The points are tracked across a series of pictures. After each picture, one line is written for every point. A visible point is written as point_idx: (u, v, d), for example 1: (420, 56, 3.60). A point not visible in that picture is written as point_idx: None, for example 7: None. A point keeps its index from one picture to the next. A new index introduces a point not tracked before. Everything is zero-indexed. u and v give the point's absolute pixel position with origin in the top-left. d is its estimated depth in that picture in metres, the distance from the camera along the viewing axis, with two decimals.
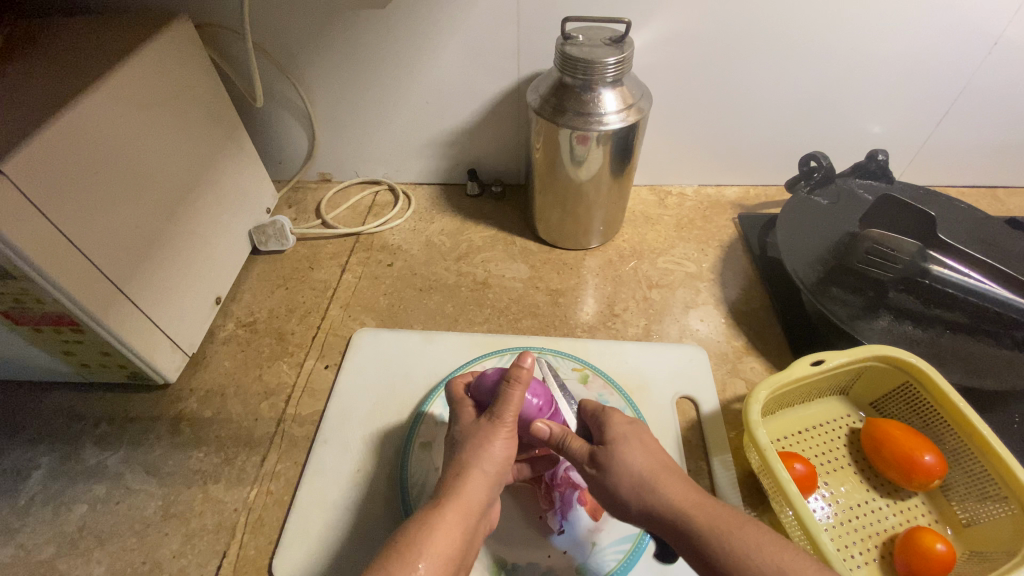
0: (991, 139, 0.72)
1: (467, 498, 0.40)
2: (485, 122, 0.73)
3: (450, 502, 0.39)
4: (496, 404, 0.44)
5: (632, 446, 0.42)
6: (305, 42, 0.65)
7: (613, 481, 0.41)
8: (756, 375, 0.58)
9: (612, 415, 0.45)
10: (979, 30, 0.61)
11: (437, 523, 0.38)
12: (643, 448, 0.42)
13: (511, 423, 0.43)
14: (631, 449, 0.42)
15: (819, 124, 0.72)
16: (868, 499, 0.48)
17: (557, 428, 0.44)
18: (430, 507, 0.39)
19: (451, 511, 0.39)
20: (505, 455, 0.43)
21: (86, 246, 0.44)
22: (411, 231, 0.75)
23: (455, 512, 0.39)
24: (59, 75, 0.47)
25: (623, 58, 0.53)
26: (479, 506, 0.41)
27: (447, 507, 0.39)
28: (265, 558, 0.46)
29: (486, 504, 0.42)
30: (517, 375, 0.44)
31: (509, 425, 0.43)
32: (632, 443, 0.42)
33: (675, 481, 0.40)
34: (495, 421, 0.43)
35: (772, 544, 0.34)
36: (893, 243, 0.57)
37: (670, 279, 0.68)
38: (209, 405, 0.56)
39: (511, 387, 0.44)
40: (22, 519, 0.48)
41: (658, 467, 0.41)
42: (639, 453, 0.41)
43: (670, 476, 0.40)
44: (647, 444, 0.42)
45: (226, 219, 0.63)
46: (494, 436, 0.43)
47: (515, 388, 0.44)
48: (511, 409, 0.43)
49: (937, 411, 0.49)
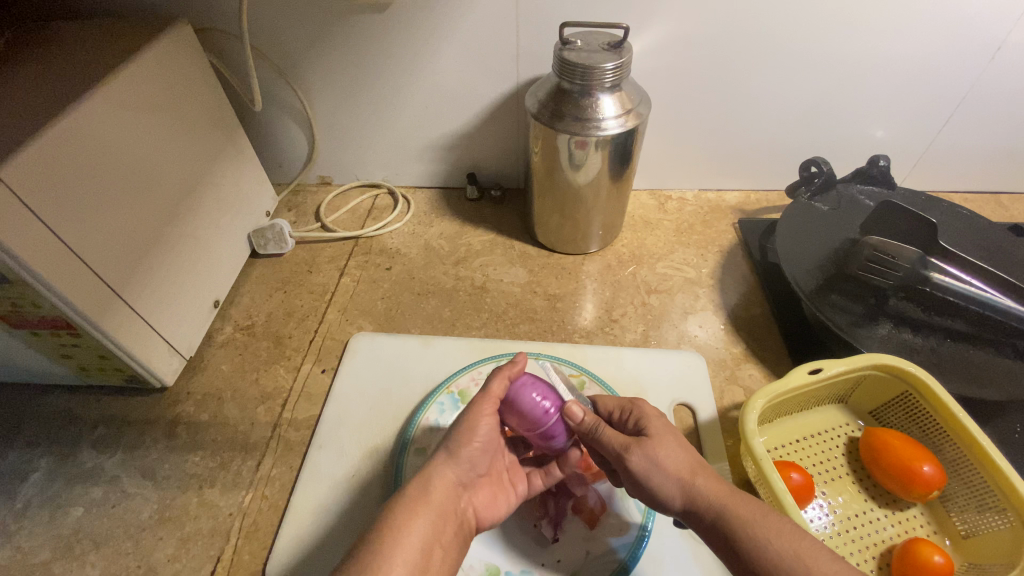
0: (995, 144, 0.72)
1: (432, 475, 0.43)
2: (484, 126, 0.73)
3: (414, 481, 0.42)
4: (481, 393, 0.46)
5: (666, 439, 0.42)
6: (304, 47, 0.65)
7: (656, 472, 0.40)
8: (753, 382, 0.57)
9: (644, 408, 0.45)
10: (982, 36, 0.60)
11: (403, 502, 0.41)
12: (678, 443, 0.42)
13: (489, 407, 0.45)
14: (666, 442, 0.42)
15: (819, 131, 0.71)
16: (866, 509, 0.48)
17: (591, 416, 0.44)
18: (403, 488, 0.42)
19: (413, 488, 0.42)
20: (481, 437, 0.45)
21: (86, 251, 0.45)
22: (410, 235, 0.75)
23: (417, 489, 0.42)
24: (58, 80, 0.47)
25: (621, 63, 0.53)
26: (449, 488, 0.43)
27: (412, 485, 0.42)
28: (258, 564, 0.46)
29: (460, 486, 0.44)
30: (502, 367, 0.46)
31: (485, 407, 0.45)
32: (666, 436, 0.42)
33: (710, 476, 0.40)
34: (473, 405, 0.45)
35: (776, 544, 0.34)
36: (893, 250, 0.55)
37: (669, 284, 0.68)
38: (206, 409, 0.56)
39: (493, 376, 0.45)
40: (19, 522, 0.48)
41: (692, 460, 0.41)
42: (676, 449, 0.41)
43: (705, 470, 0.40)
44: (681, 440, 0.42)
45: (225, 222, 0.64)
46: (467, 419, 0.45)
47: (497, 375, 0.45)
48: (491, 390, 0.45)
49: (937, 421, 0.48)
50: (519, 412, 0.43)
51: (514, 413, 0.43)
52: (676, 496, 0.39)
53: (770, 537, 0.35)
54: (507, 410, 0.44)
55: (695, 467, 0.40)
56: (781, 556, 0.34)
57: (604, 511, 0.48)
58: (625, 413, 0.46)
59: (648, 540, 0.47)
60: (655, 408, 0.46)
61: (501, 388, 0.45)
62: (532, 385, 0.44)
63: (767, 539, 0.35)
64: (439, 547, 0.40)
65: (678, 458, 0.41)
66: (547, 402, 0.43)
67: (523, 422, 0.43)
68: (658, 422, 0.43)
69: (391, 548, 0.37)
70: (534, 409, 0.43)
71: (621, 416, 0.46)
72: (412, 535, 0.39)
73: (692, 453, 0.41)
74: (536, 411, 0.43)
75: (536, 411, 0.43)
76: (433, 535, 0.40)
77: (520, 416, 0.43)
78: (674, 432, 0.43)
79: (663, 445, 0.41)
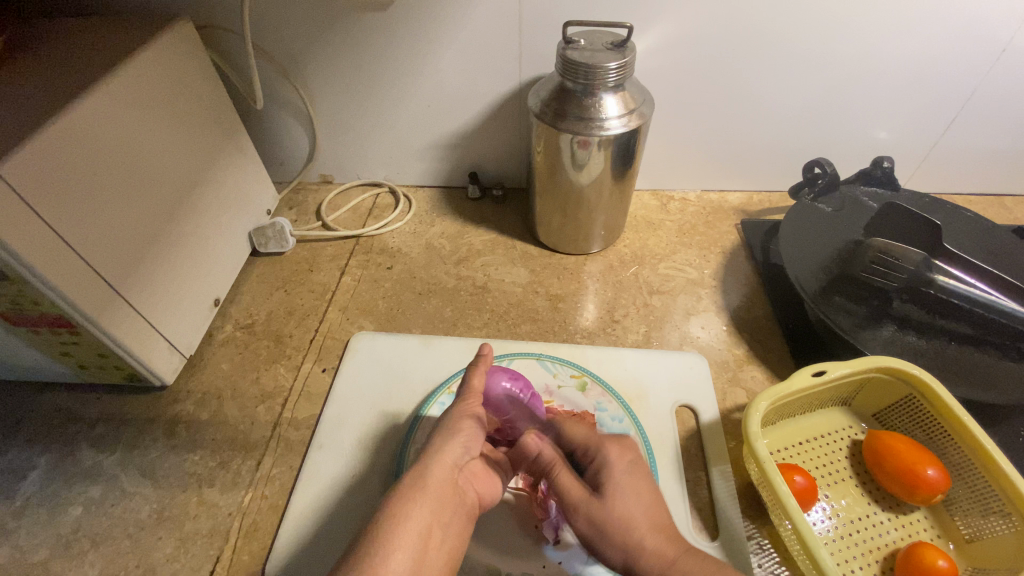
0: (1000, 146, 0.71)
1: (427, 463, 0.42)
2: (486, 125, 0.73)
3: (411, 472, 0.42)
4: (462, 389, 0.49)
5: (617, 499, 0.42)
6: (306, 45, 0.65)
7: (600, 535, 0.41)
8: (756, 384, 0.57)
9: (610, 457, 0.44)
10: (986, 38, 0.60)
11: (400, 492, 0.40)
12: (637, 501, 0.42)
13: (473, 398, 0.48)
14: (622, 501, 0.42)
15: (823, 132, 0.71)
16: (869, 513, 0.47)
17: (548, 453, 0.45)
18: (399, 481, 0.41)
19: (408, 477, 0.41)
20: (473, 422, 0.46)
21: (85, 249, 0.44)
22: (411, 234, 0.74)
23: (414, 480, 0.41)
24: (58, 77, 0.47)
25: (625, 62, 0.53)
26: (449, 472, 0.42)
27: (409, 476, 0.41)
28: (257, 565, 0.46)
29: (459, 468, 0.43)
30: (476, 360, 0.49)
31: (470, 400, 0.48)
32: (618, 495, 0.42)
33: (663, 537, 0.40)
34: (459, 398, 0.48)
35: None
36: (898, 252, 0.55)
37: (671, 285, 0.68)
38: (206, 408, 0.56)
39: (471, 371, 0.49)
40: (17, 521, 0.48)
41: (643, 520, 0.41)
42: (632, 508, 0.41)
43: (655, 532, 0.40)
44: (641, 499, 0.42)
45: (226, 221, 0.63)
46: (461, 408, 0.47)
47: (476, 370, 0.49)
48: (472, 385, 0.48)
49: (942, 424, 0.48)
50: (495, 399, 0.49)
51: (490, 403, 0.49)
52: (619, 559, 0.40)
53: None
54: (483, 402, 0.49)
55: (644, 531, 0.40)
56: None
57: None
58: (588, 456, 0.45)
59: None
60: (621, 452, 0.45)
61: (479, 383, 0.48)
62: (502, 374, 0.51)
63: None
64: (439, 530, 0.39)
65: (628, 520, 0.41)
66: (513, 387, 0.50)
67: (499, 409, 0.49)
68: (618, 476, 0.43)
69: (391, 536, 0.36)
70: (507, 392, 0.49)
71: (585, 456, 0.46)
72: (411, 521, 0.38)
73: (645, 509, 0.42)
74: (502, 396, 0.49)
75: (501, 394, 0.49)
76: (435, 518, 0.39)
77: (492, 404, 0.49)
78: (634, 485, 0.43)
79: (613, 508, 0.41)
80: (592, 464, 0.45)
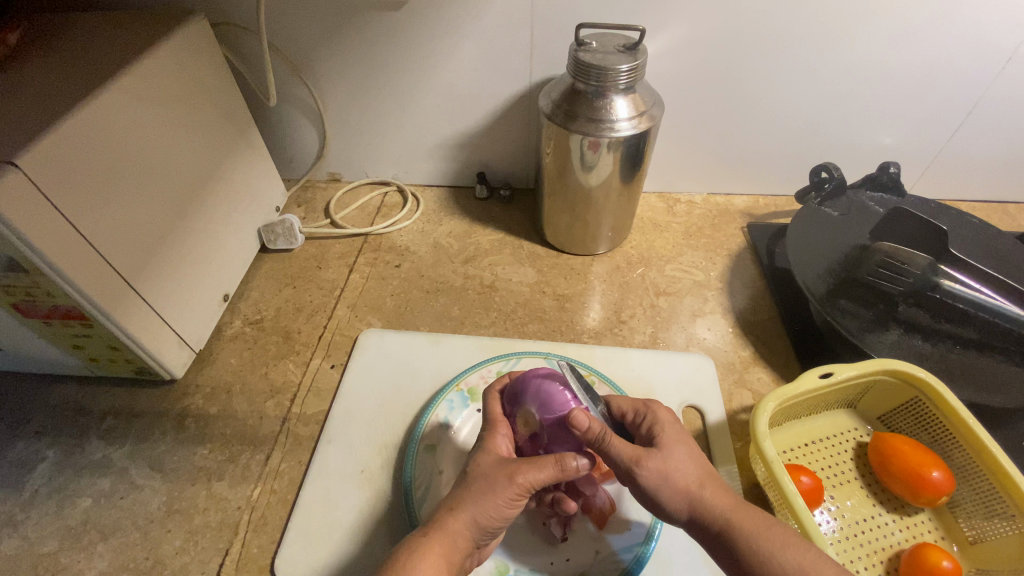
0: (1004, 154, 0.72)
1: (450, 535, 0.37)
2: (495, 126, 0.73)
3: (429, 534, 0.37)
4: (523, 466, 0.39)
5: (675, 448, 0.39)
6: (318, 43, 0.65)
7: (662, 485, 0.38)
8: (762, 386, 0.58)
9: (659, 413, 0.42)
10: (992, 47, 0.61)
11: (416, 549, 0.36)
12: (690, 452, 0.40)
13: (520, 487, 0.39)
14: (677, 451, 0.39)
15: (829, 138, 0.72)
16: (873, 514, 0.48)
17: (593, 430, 0.39)
18: (410, 538, 0.37)
19: (430, 549, 0.36)
20: (506, 511, 0.39)
21: (97, 240, 0.44)
22: (419, 232, 0.75)
23: (437, 547, 0.36)
24: (72, 71, 0.47)
25: (635, 66, 0.53)
26: (466, 547, 0.38)
27: (429, 539, 0.37)
28: (266, 558, 0.46)
29: (471, 549, 0.39)
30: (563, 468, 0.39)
31: (517, 490, 0.39)
32: (676, 445, 0.39)
33: (719, 487, 0.38)
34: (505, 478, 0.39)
35: (796, 545, 0.35)
36: (905, 256, 0.56)
37: (678, 287, 0.68)
38: (215, 402, 0.56)
39: (537, 465, 0.40)
40: (26, 512, 0.48)
41: (701, 470, 0.39)
42: (688, 460, 0.39)
43: (713, 481, 0.39)
44: (692, 449, 0.40)
45: (236, 216, 0.64)
46: (501, 493, 0.38)
47: (546, 467, 0.40)
48: (528, 479, 0.39)
49: (947, 427, 0.48)
50: (541, 396, 0.43)
51: (535, 398, 0.43)
52: (683, 509, 0.38)
53: (774, 553, 0.34)
54: (529, 395, 0.43)
55: (704, 479, 0.38)
56: (784, 569, 0.33)
57: (614, 509, 0.48)
58: (639, 417, 0.43)
59: (655, 544, 0.46)
60: (671, 412, 0.43)
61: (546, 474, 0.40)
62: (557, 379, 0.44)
63: (769, 553, 0.34)
64: None
65: (688, 467, 0.39)
66: (569, 392, 0.43)
67: (544, 409, 0.42)
68: (670, 429, 0.41)
69: None
70: (559, 394, 0.43)
71: (636, 419, 0.43)
72: None
73: (702, 460, 0.40)
74: (558, 395, 0.43)
75: (557, 395, 0.43)
76: None
77: (544, 403, 0.42)
78: (687, 440, 0.41)
79: (673, 456, 0.39)
80: (645, 422, 0.42)
